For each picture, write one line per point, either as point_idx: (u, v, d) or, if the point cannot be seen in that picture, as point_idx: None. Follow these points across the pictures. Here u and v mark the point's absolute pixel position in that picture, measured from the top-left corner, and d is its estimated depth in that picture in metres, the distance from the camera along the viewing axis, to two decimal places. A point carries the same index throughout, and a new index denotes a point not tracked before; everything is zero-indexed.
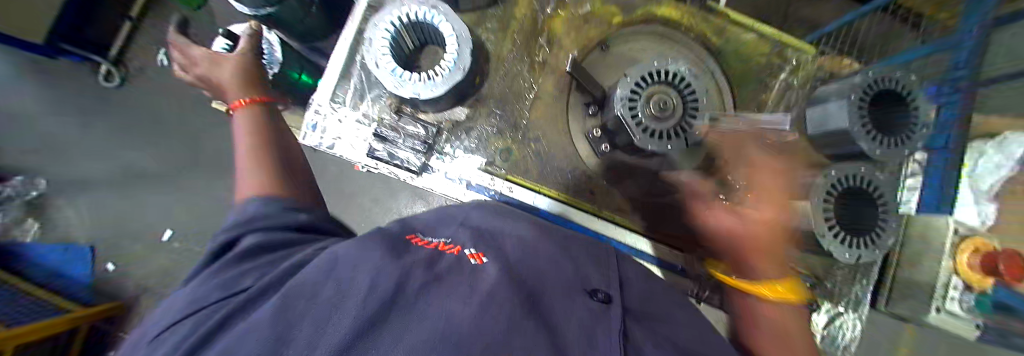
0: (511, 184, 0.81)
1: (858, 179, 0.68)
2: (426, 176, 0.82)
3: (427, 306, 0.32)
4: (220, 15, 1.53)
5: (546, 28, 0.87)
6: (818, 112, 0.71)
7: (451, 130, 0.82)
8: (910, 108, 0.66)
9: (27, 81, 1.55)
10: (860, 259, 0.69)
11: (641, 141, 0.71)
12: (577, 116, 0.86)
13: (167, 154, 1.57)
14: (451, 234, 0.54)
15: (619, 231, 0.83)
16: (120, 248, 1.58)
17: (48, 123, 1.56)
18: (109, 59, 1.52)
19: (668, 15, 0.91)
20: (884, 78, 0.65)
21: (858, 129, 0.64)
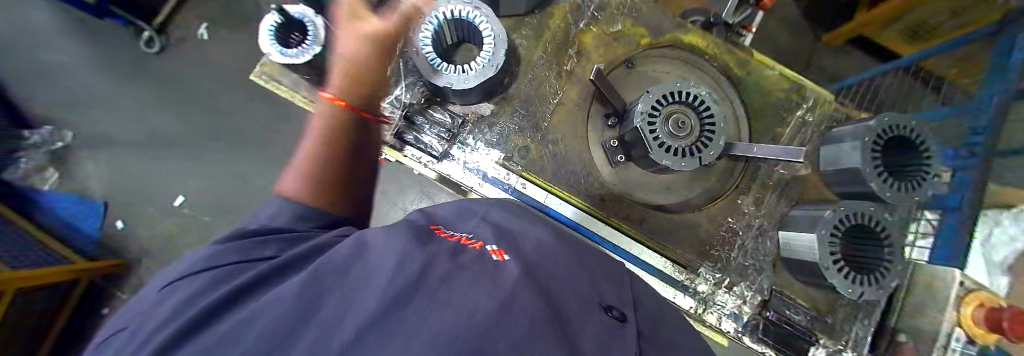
0: (526, 180, 0.77)
1: (874, 221, 0.68)
2: (444, 164, 0.79)
3: (450, 294, 0.33)
4: None
5: (577, 40, 0.82)
6: (832, 150, 0.76)
7: (475, 122, 0.79)
8: (922, 156, 0.68)
9: (74, 38, 1.64)
10: (863, 295, 0.67)
11: (663, 160, 0.62)
12: (596, 125, 0.80)
13: (193, 122, 1.64)
14: (472, 229, 0.55)
15: (623, 238, 0.78)
16: (131, 208, 1.63)
17: (87, 79, 1.64)
18: (153, 27, 1.61)
19: (695, 42, 0.86)
20: (901, 124, 0.68)
21: (869, 169, 0.67)
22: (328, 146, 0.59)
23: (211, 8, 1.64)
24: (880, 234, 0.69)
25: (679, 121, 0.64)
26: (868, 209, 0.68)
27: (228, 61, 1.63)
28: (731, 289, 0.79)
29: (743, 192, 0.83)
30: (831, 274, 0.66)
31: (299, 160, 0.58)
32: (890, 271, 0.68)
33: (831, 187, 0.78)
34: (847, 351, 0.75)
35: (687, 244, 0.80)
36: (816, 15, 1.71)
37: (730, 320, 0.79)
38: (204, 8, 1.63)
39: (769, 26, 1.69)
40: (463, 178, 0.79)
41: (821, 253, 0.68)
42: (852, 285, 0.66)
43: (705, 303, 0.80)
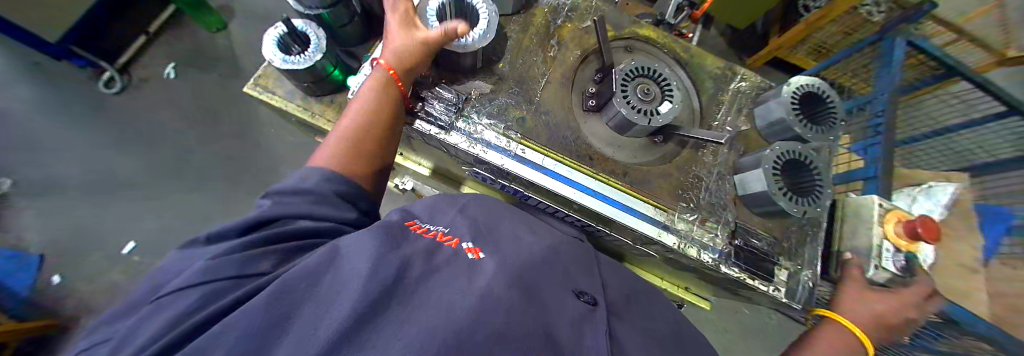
0: (526, 146, 0.65)
1: (805, 156, 0.62)
2: (453, 136, 0.63)
3: (426, 298, 0.34)
4: (241, 36, 1.66)
5: (557, 34, 0.74)
6: (761, 110, 0.72)
7: (478, 100, 0.67)
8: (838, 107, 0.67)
9: (23, 82, 1.54)
10: (808, 215, 0.61)
11: (633, 118, 0.61)
12: (577, 96, 0.73)
13: (156, 162, 1.55)
14: (448, 224, 0.55)
15: (634, 201, 0.66)
16: (73, 259, 1.45)
17: (34, 124, 1.52)
18: (116, 67, 1.56)
19: (650, 36, 0.79)
20: (815, 81, 0.68)
21: (792, 117, 0.65)
22: (365, 125, 0.56)
23: (181, 47, 1.63)
24: (811, 169, 0.63)
25: (643, 88, 0.64)
26: (800, 147, 0.62)
27: (199, 97, 1.60)
28: (703, 223, 0.67)
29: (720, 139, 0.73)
30: (779, 199, 0.60)
31: (338, 137, 0.55)
32: (824, 195, 0.62)
33: (770, 138, 0.72)
34: (806, 269, 0.67)
35: (671, 196, 0.69)
36: (738, 41, 2.01)
37: (708, 253, 0.65)
38: (174, 48, 1.63)
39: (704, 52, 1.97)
40: (466, 150, 0.63)
41: (769, 180, 0.61)
42: (796, 204, 0.60)
43: (687, 239, 0.65)
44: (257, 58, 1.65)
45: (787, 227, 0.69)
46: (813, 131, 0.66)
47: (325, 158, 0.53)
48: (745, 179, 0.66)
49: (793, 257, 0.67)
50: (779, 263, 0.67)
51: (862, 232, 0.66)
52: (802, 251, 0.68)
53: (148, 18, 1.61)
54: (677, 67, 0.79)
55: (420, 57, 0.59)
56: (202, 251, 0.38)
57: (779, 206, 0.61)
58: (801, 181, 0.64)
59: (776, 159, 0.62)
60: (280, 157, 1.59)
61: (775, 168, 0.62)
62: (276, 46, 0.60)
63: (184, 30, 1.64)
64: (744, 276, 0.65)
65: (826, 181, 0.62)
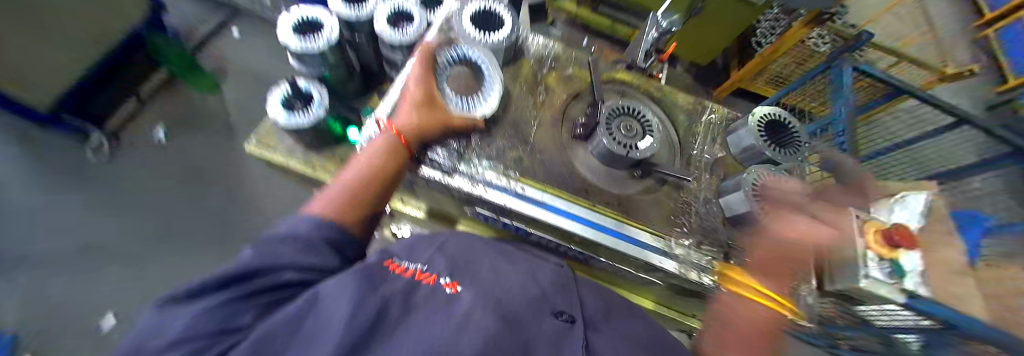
0: (525, 183, 0.68)
1: (780, 178, 0.66)
2: (456, 178, 0.65)
3: (404, 340, 0.35)
4: (238, 96, 1.72)
5: (543, 81, 0.81)
6: (733, 139, 0.78)
7: (478, 144, 0.71)
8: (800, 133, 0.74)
9: (10, 155, 1.52)
10: None
11: (615, 149, 0.65)
12: (567, 133, 0.76)
13: (139, 223, 1.50)
14: (428, 258, 0.54)
15: (632, 230, 0.68)
16: (35, 342, 1.31)
17: (15, 196, 1.47)
18: (107, 132, 1.57)
19: (626, 79, 0.87)
20: (776, 111, 0.75)
21: (761, 144, 0.71)
22: (368, 183, 0.56)
23: (178, 110, 1.67)
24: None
25: (626, 125, 0.69)
26: (772, 171, 0.67)
27: (193, 156, 1.60)
28: (699, 247, 0.70)
29: (700, 166, 0.78)
30: (764, 219, 0.63)
31: (340, 191, 0.54)
32: None
33: (745, 162, 0.77)
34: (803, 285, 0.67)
35: (666, 225, 0.72)
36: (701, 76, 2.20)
37: (708, 277, 0.67)
38: (168, 109, 1.66)
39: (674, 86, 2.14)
40: (469, 192, 0.65)
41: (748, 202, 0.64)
42: None
43: (687, 263, 0.67)
44: (251, 114, 1.70)
45: None
46: (781, 155, 0.72)
47: (324, 210, 0.52)
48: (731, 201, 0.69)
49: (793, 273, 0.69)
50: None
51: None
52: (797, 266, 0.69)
53: (145, 85, 1.67)
54: (654, 104, 0.85)
55: (434, 127, 0.62)
56: (172, 315, 0.33)
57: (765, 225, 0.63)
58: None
59: (754, 182, 0.66)
60: (272, 208, 1.57)
61: (753, 190, 0.66)
62: (279, 103, 0.64)
63: (180, 94, 1.70)
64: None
65: None
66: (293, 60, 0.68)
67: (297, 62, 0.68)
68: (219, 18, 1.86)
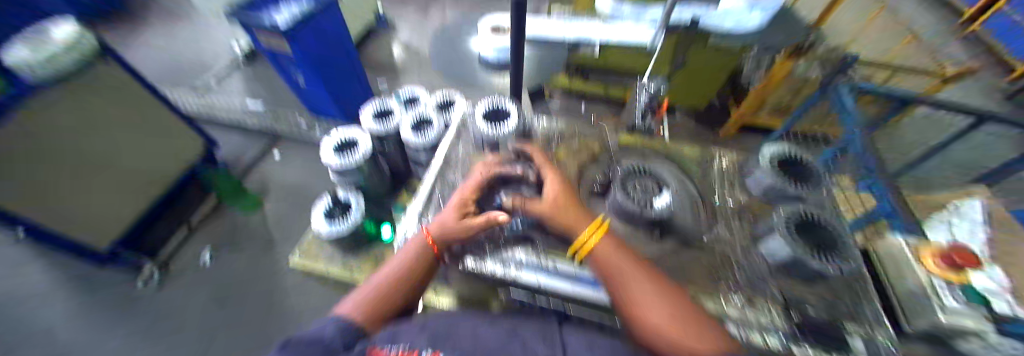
0: (555, 259, 0.68)
1: (813, 216, 0.62)
2: (489, 264, 0.67)
3: None
4: (275, 209, 1.90)
5: (553, 155, 0.84)
6: (752, 182, 0.76)
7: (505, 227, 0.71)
8: (810, 168, 0.74)
9: (70, 292, 1.61)
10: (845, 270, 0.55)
11: (632, 208, 0.64)
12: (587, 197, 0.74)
13: (175, 349, 1.49)
14: (405, 334, 0.39)
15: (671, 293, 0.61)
16: None
17: (64, 334, 1.51)
18: (157, 261, 1.69)
19: (629, 141, 0.91)
20: (783, 149, 0.77)
21: (780, 181, 0.70)
22: (401, 280, 0.54)
23: (222, 232, 1.82)
24: (823, 227, 0.61)
25: (640, 187, 0.70)
26: (800, 208, 0.63)
27: (233, 272, 1.69)
28: (751, 303, 0.60)
29: (726, 214, 0.74)
30: (809, 260, 0.55)
31: (376, 287, 0.52)
32: (851, 248, 0.58)
33: (772, 204, 0.73)
34: (880, 330, 0.55)
35: (706, 282, 0.64)
36: (703, 119, 2.30)
37: (772, 336, 0.56)
38: (214, 231, 1.82)
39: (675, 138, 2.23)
40: (504, 276, 0.66)
41: (785, 241, 0.58)
42: (822, 261, 0.55)
43: (743, 325, 0.58)
44: (287, 223, 1.85)
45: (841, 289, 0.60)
46: (805, 190, 0.70)
47: (353, 307, 0.47)
48: (768, 246, 0.62)
49: (864, 317, 0.57)
50: (845, 327, 0.55)
51: (904, 275, 0.61)
52: (863, 306, 0.58)
53: (194, 213, 1.85)
54: (661, 159, 0.83)
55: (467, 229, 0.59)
56: None
57: (810, 264, 0.54)
58: (821, 240, 0.60)
59: (786, 222, 0.60)
60: (305, 312, 1.55)
61: (789, 231, 0.59)
62: (322, 214, 0.72)
63: (224, 216, 1.87)
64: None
65: (845, 236, 0.59)
66: (332, 176, 0.77)
67: (336, 174, 0.76)
68: (263, 144, 2.17)
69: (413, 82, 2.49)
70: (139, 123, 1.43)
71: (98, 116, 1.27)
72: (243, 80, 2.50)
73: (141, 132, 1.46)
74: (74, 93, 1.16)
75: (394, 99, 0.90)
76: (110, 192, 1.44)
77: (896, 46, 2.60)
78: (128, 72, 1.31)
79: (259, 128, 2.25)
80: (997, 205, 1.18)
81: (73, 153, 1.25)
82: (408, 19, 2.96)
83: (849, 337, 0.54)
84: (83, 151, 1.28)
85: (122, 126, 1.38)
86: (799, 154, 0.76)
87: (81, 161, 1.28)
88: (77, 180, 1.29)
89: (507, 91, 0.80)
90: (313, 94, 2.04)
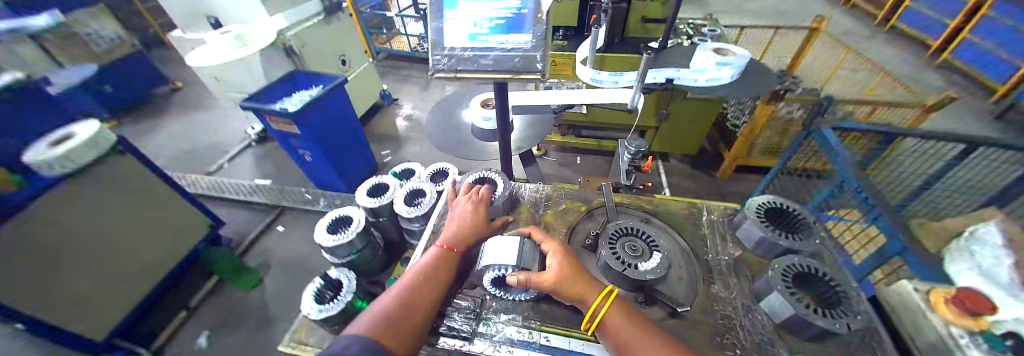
0: (549, 331, 0.52)
1: (814, 269, 0.52)
2: (481, 343, 0.51)
3: None
4: (275, 286, 1.85)
5: None
6: (745, 233, 0.63)
7: (489, 299, 0.57)
8: (805, 221, 0.61)
9: None
10: (856, 326, 0.45)
11: (616, 267, 0.54)
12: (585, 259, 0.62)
13: None
14: None
15: None
16: None
17: None
18: (150, 349, 1.57)
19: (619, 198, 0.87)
20: (767, 202, 0.66)
21: (769, 233, 0.59)
22: (417, 289, 0.50)
23: (220, 313, 1.74)
24: (823, 278, 0.52)
25: (629, 246, 0.59)
26: (797, 258, 0.54)
27: None
28: None
29: (721, 268, 0.61)
30: (815, 320, 0.45)
31: (390, 299, 0.47)
32: (857, 302, 0.49)
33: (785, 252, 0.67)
34: None
35: (712, 351, 0.49)
36: (698, 162, 2.36)
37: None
38: (209, 315, 1.73)
39: (674, 182, 2.24)
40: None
41: (784, 296, 0.49)
42: (835, 321, 0.45)
43: None
44: (287, 300, 1.78)
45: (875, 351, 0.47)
46: (800, 243, 0.58)
47: (367, 322, 0.44)
48: (772, 301, 0.51)
49: None
50: None
51: (923, 325, 0.54)
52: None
53: (193, 294, 1.80)
54: (653, 219, 0.72)
55: (480, 231, 0.62)
56: None
57: (818, 324, 0.45)
58: (823, 296, 0.52)
59: (784, 274, 0.52)
60: None
61: (788, 284, 0.51)
62: (311, 297, 0.69)
63: (224, 296, 1.81)
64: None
65: (853, 290, 0.50)
66: (328, 256, 0.78)
67: (329, 254, 0.78)
68: (267, 219, 2.20)
69: (417, 149, 2.64)
70: (137, 199, 1.42)
71: (101, 202, 1.30)
72: (255, 161, 2.67)
73: (147, 212, 1.48)
74: (78, 180, 1.20)
75: (390, 174, 0.94)
76: (107, 274, 1.37)
77: (866, 83, 2.80)
78: (136, 156, 1.40)
79: (265, 204, 2.30)
80: (1018, 228, 1.14)
81: (87, 242, 1.28)
82: (411, 94, 3.28)
83: None
84: (94, 231, 1.29)
85: (120, 204, 1.36)
86: (788, 203, 0.64)
87: (77, 242, 1.24)
88: (75, 263, 1.25)
89: (494, 167, 0.79)
90: (318, 168, 2.14)
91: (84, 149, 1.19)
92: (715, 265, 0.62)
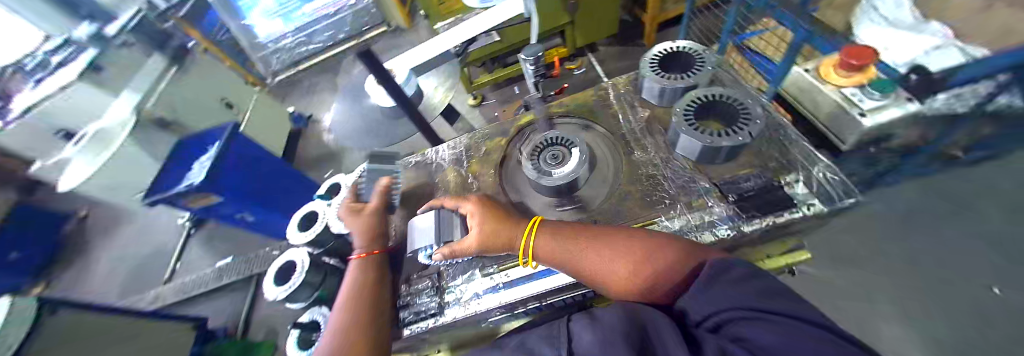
0: (507, 268, 0.55)
1: (719, 96, 0.53)
2: (456, 309, 0.54)
3: None
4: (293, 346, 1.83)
5: None
6: (651, 90, 0.62)
7: (449, 270, 0.58)
8: (693, 55, 0.62)
9: None
10: (749, 133, 0.49)
11: (542, 182, 0.55)
12: (524, 189, 0.63)
13: None
14: None
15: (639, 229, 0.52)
16: None
17: None
18: None
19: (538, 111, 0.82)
20: (668, 48, 0.64)
21: (664, 82, 0.59)
22: (355, 304, 0.54)
23: None
24: (719, 101, 0.54)
25: (549, 156, 0.58)
26: (693, 93, 0.55)
27: None
28: (693, 208, 0.51)
29: (637, 134, 0.63)
30: (720, 142, 0.49)
31: (337, 329, 0.52)
32: (750, 107, 0.52)
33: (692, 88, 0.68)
34: (813, 166, 0.50)
35: (648, 210, 0.54)
36: (625, 39, 2.33)
37: (721, 226, 0.48)
38: None
39: (611, 68, 2.23)
40: (469, 315, 0.53)
41: (691, 134, 0.51)
42: (727, 139, 0.49)
43: (696, 229, 0.49)
44: None
45: (772, 146, 0.54)
46: (697, 75, 0.59)
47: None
48: (686, 148, 0.54)
49: (790, 168, 0.51)
50: (782, 180, 0.51)
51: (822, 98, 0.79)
52: (791, 157, 0.52)
53: None
54: (568, 121, 0.70)
55: (379, 221, 0.63)
56: None
57: (718, 145, 0.49)
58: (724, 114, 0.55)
59: (686, 114, 0.53)
60: None
61: (691, 121, 0.53)
62: (297, 346, 0.75)
63: None
64: (771, 220, 0.47)
65: (744, 99, 0.52)
66: (290, 304, 0.77)
67: (295, 303, 0.78)
68: (249, 292, 2.09)
69: (358, 156, 2.46)
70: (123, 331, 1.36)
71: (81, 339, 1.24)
72: (203, 246, 2.42)
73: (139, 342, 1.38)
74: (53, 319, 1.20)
75: (316, 198, 0.86)
76: None
77: None
78: (76, 306, 1.28)
79: (239, 280, 2.16)
80: None
81: None
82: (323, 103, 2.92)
83: (804, 204, 0.47)
84: None
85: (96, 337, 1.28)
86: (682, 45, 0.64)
87: None
88: None
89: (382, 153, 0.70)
90: (268, 222, 1.99)
91: (10, 329, 1.07)
92: (633, 135, 0.63)
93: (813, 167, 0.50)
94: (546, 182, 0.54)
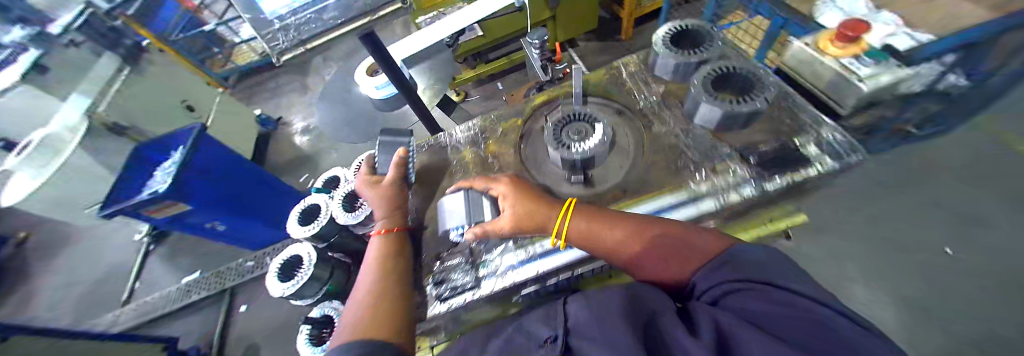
0: (540, 240, 0.56)
1: (732, 67, 0.57)
2: (494, 281, 0.54)
3: None
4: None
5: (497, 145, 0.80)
6: (666, 64, 0.65)
7: (482, 247, 0.58)
8: (705, 31, 0.64)
9: None
10: (765, 99, 0.52)
11: (568, 157, 0.55)
12: (545, 167, 0.64)
13: None
14: None
15: (662, 198, 0.55)
16: None
17: None
18: None
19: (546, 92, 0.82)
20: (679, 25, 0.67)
21: (678, 58, 0.62)
22: (380, 280, 0.52)
23: None
24: (733, 72, 0.57)
25: (574, 130, 0.59)
26: (706, 67, 0.58)
27: None
28: (717, 173, 0.55)
29: (653, 108, 0.66)
30: (737, 108, 0.52)
31: (359, 305, 0.50)
32: (761, 78, 0.56)
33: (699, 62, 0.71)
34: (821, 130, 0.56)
35: (672, 177, 0.57)
36: (604, 34, 2.39)
37: (746, 186, 0.53)
38: None
39: (590, 63, 2.29)
40: (505, 287, 0.54)
41: (711, 101, 0.54)
42: (744, 105, 0.52)
43: (722, 190, 0.54)
44: None
45: (782, 113, 0.59)
46: (706, 51, 0.62)
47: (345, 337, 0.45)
48: (703, 117, 0.57)
49: (801, 131, 0.57)
50: (794, 143, 0.56)
51: (818, 69, 0.76)
52: (801, 121, 0.57)
53: None
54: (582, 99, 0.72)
55: (400, 197, 0.61)
56: None
57: (738, 111, 0.52)
58: (739, 86, 0.58)
59: (704, 84, 0.56)
60: None
61: (710, 91, 0.56)
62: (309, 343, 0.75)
63: None
64: (791, 178, 0.53)
65: (756, 71, 0.56)
66: (296, 301, 0.73)
67: (300, 301, 0.75)
68: (223, 306, 1.96)
69: (337, 157, 2.37)
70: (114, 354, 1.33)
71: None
72: (165, 262, 2.22)
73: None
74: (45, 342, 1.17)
75: (315, 191, 0.82)
76: None
77: None
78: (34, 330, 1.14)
79: (211, 295, 2.01)
80: None
81: None
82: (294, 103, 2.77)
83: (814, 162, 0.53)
84: None
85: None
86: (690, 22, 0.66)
87: None
88: None
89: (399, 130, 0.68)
90: (240, 229, 1.86)
91: None
92: (649, 106, 0.66)
93: (821, 129, 0.56)
94: (573, 155, 0.55)
